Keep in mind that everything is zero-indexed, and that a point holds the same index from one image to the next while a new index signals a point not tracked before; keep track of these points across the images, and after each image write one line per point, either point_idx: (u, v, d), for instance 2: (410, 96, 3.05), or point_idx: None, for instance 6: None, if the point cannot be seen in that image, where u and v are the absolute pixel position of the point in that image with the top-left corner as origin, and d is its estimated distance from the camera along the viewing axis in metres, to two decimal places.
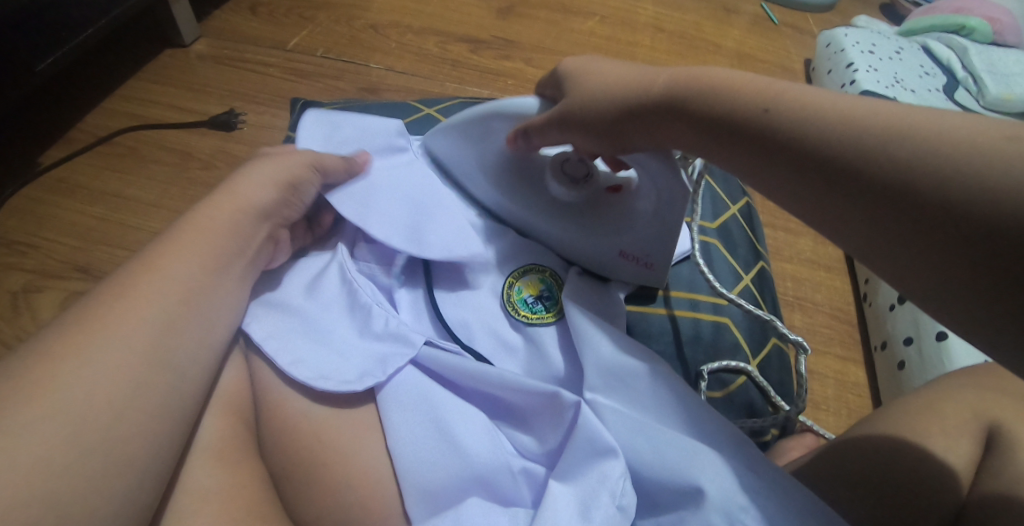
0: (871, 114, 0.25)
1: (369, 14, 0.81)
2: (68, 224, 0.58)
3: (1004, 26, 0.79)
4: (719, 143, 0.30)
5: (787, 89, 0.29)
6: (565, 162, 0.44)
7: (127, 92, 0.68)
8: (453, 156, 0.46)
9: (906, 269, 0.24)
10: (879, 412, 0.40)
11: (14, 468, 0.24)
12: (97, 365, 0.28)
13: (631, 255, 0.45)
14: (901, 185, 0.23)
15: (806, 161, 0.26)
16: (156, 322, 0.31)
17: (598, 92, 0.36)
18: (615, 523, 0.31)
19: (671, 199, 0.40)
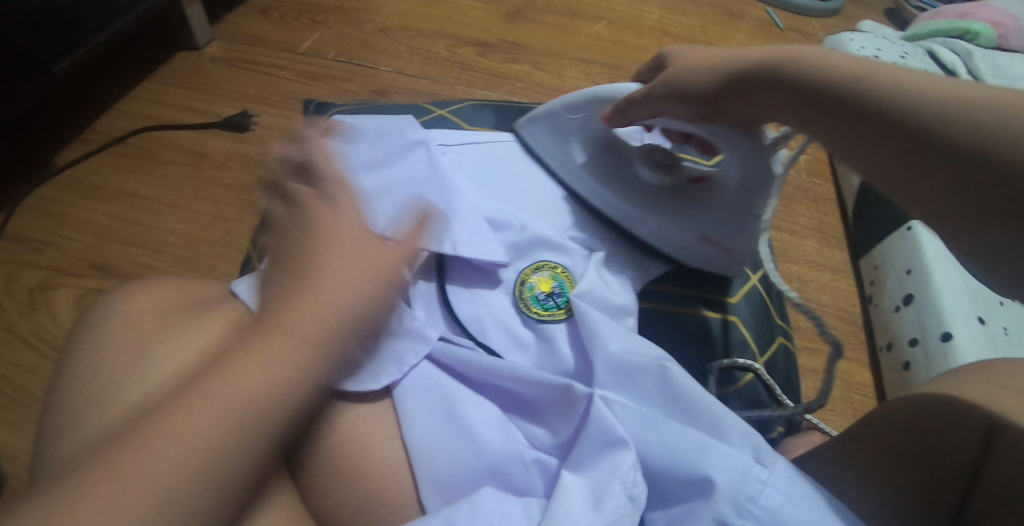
0: (930, 84, 0.30)
1: (379, 18, 0.82)
2: (84, 223, 0.59)
3: (1008, 31, 0.79)
4: (804, 109, 0.36)
5: (878, 65, 0.34)
6: (654, 150, 0.47)
7: (140, 93, 0.69)
8: (545, 144, 0.52)
9: (945, 219, 0.29)
10: (894, 405, 0.38)
11: (158, 461, 0.28)
12: (232, 394, 0.30)
13: (713, 239, 0.46)
14: (949, 143, 0.28)
15: (878, 126, 0.32)
16: (286, 367, 0.31)
17: (699, 67, 0.42)
18: (627, 513, 0.31)
19: (758, 176, 0.41)
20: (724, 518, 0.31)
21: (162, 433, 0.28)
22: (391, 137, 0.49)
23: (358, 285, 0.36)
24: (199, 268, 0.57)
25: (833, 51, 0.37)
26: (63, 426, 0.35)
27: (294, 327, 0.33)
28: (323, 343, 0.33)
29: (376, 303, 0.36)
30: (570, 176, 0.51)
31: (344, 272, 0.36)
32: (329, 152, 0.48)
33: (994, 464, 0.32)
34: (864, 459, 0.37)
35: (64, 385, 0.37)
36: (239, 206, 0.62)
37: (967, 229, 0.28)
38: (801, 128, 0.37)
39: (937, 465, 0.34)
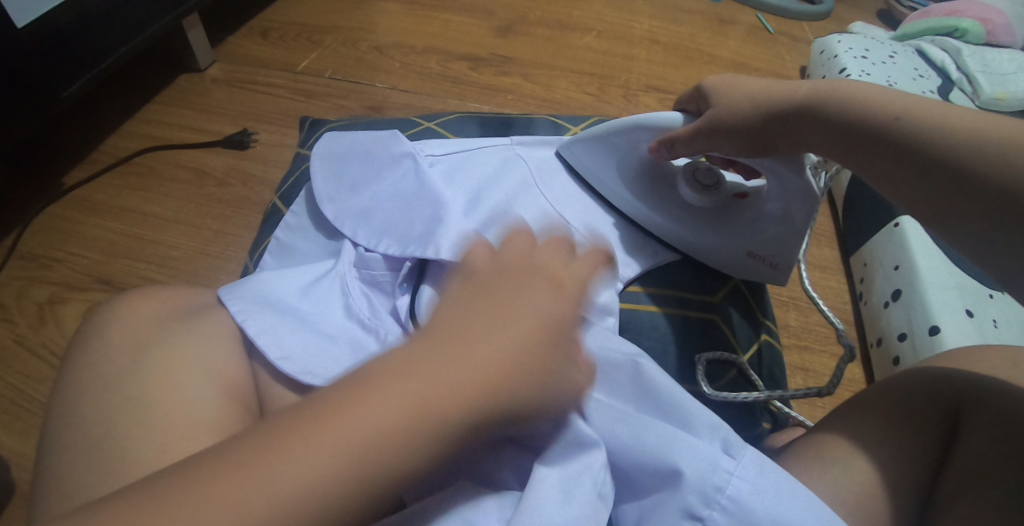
0: (996, 129, 0.31)
1: (374, 36, 0.84)
2: (91, 239, 0.62)
3: (997, 27, 0.80)
4: (856, 150, 0.36)
5: (925, 103, 0.34)
6: (696, 171, 0.48)
7: (146, 115, 0.73)
8: (586, 164, 0.51)
9: (1009, 265, 0.30)
10: (867, 390, 0.38)
11: (297, 462, 0.25)
12: (380, 406, 0.26)
13: (759, 255, 0.47)
14: (1007, 191, 0.29)
15: (933, 168, 0.32)
16: (480, 376, 0.28)
17: (742, 102, 0.41)
18: (596, 509, 0.32)
19: (801, 201, 0.43)
20: (693, 509, 0.32)
21: (309, 439, 0.25)
22: (380, 151, 0.50)
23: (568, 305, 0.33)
24: (198, 280, 0.59)
25: (873, 84, 0.37)
26: (62, 424, 0.37)
27: (500, 333, 0.30)
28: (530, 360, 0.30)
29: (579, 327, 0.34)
30: (613, 195, 0.51)
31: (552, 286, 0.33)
32: (319, 168, 0.50)
33: (972, 432, 0.33)
34: (833, 445, 0.36)
35: (64, 386, 0.39)
36: (239, 220, 0.64)
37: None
38: (846, 165, 0.37)
39: (915, 441, 0.34)
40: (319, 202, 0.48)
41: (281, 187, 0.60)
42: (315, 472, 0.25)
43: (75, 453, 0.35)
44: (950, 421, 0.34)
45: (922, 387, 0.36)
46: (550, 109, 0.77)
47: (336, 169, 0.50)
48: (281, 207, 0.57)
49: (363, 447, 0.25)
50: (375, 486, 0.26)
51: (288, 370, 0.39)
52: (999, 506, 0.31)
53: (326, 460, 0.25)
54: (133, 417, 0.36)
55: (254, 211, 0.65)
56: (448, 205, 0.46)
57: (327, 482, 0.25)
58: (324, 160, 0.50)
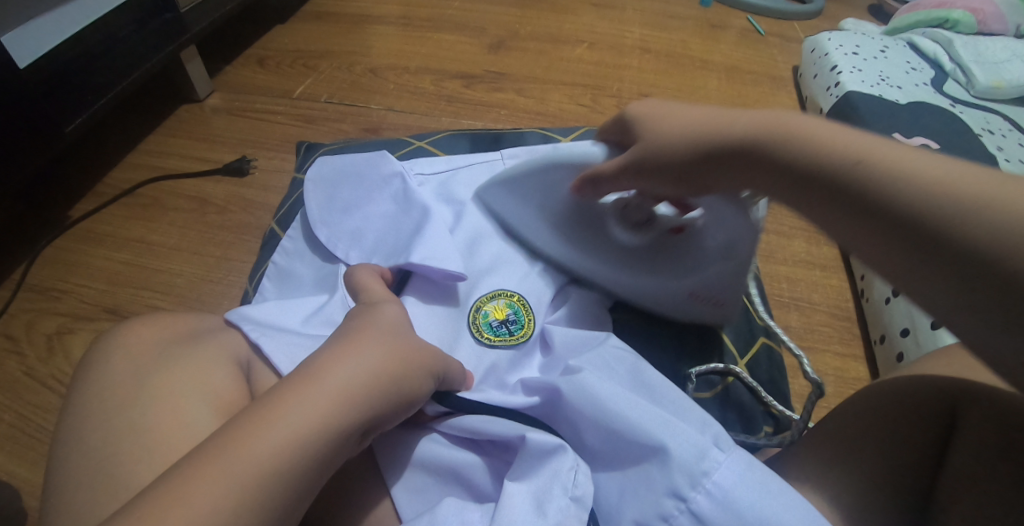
0: (973, 184, 0.26)
1: (368, 59, 0.86)
2: (97, 270, 0.63)
3: (988, 16, 0.79)
4: (807, 200, 0.31)
5: (881, 143, 0.29)
6: (626, 208, 0.42)
7: (147, 146, 0.74)
8: (508, 207, 0.47)
9: (986, 335, 0.25)
10: (861, 390, 0.38)
11: (218, 479, 0.28)
12: (284, 428, 0.30)
13: (701, 295, 0.44)
14: (980, 254, 0.25)
15: (895, 227, 0.27)
16: (289, 462, 0.29)
17: (671, 137, 0.36)
18: (570, 515, 0.32)
19: (742, 240, 0.40)
20: (677, 489, 0.32)
21: (227, 458, 0.28)
22: (372, 170, 0.50)
23: (402, 368, 0.34)
24: (201, 306, 0.60)
25: (820, 119, 0.32)
26: (62, 440, 0.38)
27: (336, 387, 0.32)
28: (344, 419, 0.31)
29: (410, 377, 0.35)
30: (542, 239, 0.47)
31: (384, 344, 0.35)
32: (313, 188, 0.51)
33: (967, 430, 0.33)
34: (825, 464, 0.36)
35: (66, 415, 0.39)
36: (240, 245, 0.65)
37: (1000, 348, 0.24)
38: (794, 206, 0.32)
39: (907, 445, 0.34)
40: (313, 224, 0.49)
41: (279, 211, 0.61)
42: (229, 488, 0.27)
43: (71, 470, 0.37)
44: (945, 425, 0.34)
45: (907, 390, 0.36)
46: (543, 122, 0.77)
47: (329, 190, 0.50)
48: (279, 231, 0.58)
49: (253, 479, 0.28)
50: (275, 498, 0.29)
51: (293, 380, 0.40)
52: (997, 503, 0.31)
53: (239, 482, 0.28)
54: (133, 440, 0.37)
55: (255, 236, 0.66)
56: (436, 224, 0.46)
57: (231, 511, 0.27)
58: (317, 177, 0.51)
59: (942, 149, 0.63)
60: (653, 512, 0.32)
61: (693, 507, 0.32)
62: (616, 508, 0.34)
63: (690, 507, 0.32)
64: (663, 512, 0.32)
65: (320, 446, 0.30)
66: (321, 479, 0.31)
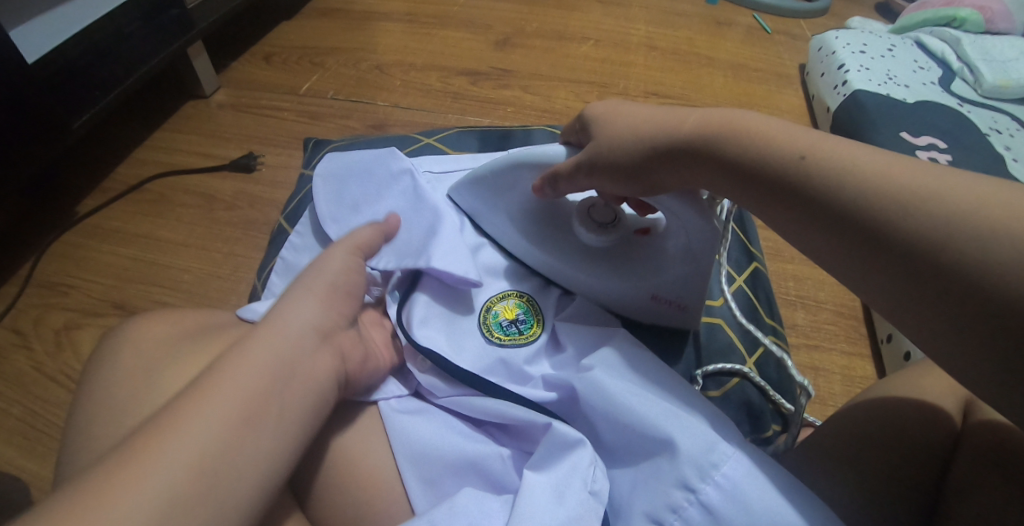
0: (904, 176, 0.28)
1: (374, 56, 0.86)
2: (105, 265, 0.63)
3: (995, 14, 0.79)
4: (753, 195, 0.33)
5: (825, 138, 0.31)
6: (592, 208, 0.45)
7: (154, 142, 0.75)
8: (475, 207, 0.47)
9: (924, 313, 0.27)
10: (863, 394, 0.42)
11: (188, 439, 0.29)
12: (231, 383, 0.31)
13: (664, 297, 0.45)
14: (916, 244, 0.27)
15: (837, 219, 0.29)
16: (255, 367, 0.32)
17: (627, 135, 0.37)
18: (589, 508, 0.32)
19: (700, 238, 0.41)
20: (687, 480, 0.32)
21: (191, 421, 0.29)
22: (380, 169, 0.50)
23: (329, 282, 0.39)
24: (209, 301, 0.60)
25: (758, 113, 0.34)
26: (72, 433, 0.39)
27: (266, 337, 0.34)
28: (284, 354, 0.33)
29: (339, 286, 0.39)
30: (503, 236, 0.47)
31: (310, 295, 0.37)
32: (322, 188, 0.51)
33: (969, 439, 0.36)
34: (831, 464, 0.38)
35: (77, 408, 0.40)
36: (247, 241, 0.65)
37: (938, 326, 0.27)
38: (740, 202, 0.34)
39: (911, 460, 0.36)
40: (323, 222, 0.49)
41: (287, 207, 0.61)
42: (198, 447, 0.29)
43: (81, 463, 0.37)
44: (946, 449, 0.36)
45: (913, 402, 0.38)
46: (550, 119, 0.77)
47: (338, 189, 0.51)
48: (287, 227, 0.58)
49: (219, 431, 0.29)
50: (252, 450, 0.30)
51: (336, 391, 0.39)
52: (997, 504, 0.33)
53: (208, 438, 0.29)
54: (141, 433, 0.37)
55: (262, 232, 0.66)
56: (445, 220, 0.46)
57: (207, 463, 0.28)
58: (325, 177, 0.51)
59: (950, 148, 0.63)
60: (663, 504, 0.32)
61: (703, 499, 0.32)
62: (627, 501, 0.34)
63: (700, 499, 0.32)
64: (671, 503, 0.32)
65: (272, 387, 0.32)
66: (304, 376, 0.34)
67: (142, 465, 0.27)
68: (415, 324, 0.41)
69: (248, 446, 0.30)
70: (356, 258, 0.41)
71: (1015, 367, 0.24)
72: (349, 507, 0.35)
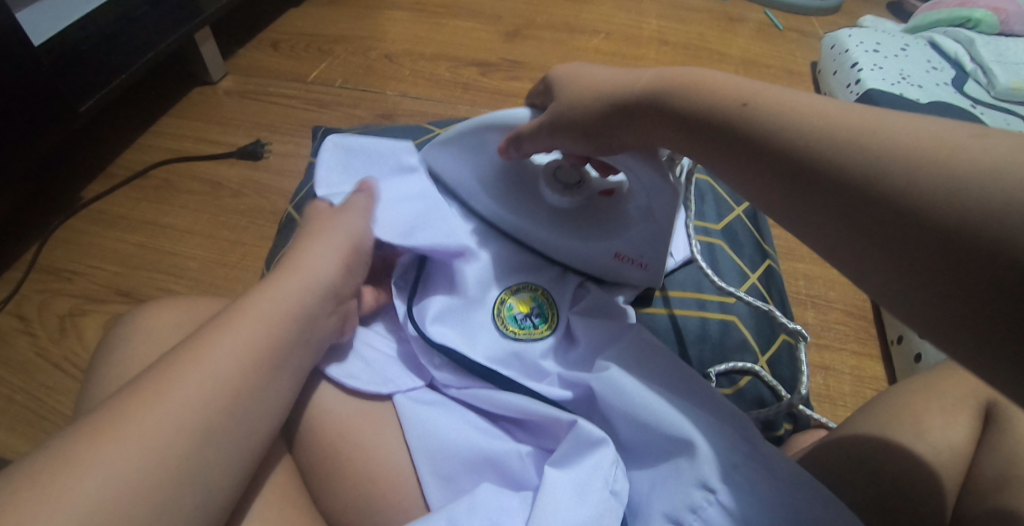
0: (851, 116, 0.26)
1: (383, 45, 0.85)
2: (110, 252, 0.62)
3: (1010, 15, 0.79)
4: (705, 150, 0.31)
5: (773, 89, 0.29)
6: (558, 170, 0.44)
7: (160, 128, 0.74)
8: (452, 169, 0.46)
9: (869, 260, 0.24)
10: (883, 392, 0.41)
11: (197, 381, 0.29)
12: (247, 330, 0.32)
13: (626, 256, 0.44)
14: (867, 185, 0.24)
15: (782, 166, 0.27)
16: (278, 316, 0.34)
17: (588, 93, 0.37)
18: (610, 508, 0.32)
19: (660, 200, 0.39)
20: (708, 481, 0.32)
21: (205, 361, 0.30)
22: (391, 157, 0.48)
23: (350, 242, 0.40)
24: (216, 290, 0.60)
25: (712, 71, 0.32)
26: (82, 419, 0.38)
27: (283, 289, 0.35)
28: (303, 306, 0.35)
29: (359, 246, 0.41)
30: (475, 197, 0.46)
31: (330, 251, 0.39)
32: (327, 166, 0.48)
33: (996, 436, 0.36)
34: (847, 464, 0.36)
35: (85, 395, 0.39)
36: (255, 230, 0.64)
37: (898, 276, 0.23)
38: (700, 162, 0.32)
39: (918, 468, 0.35)
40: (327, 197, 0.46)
41: (296, 196, 0.61)
42: (206, 390, 0.29)
43: None
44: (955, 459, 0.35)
45: (936, 394, 0.39)
46: None
47: (345, 172, 0.48)
48: (297, 216, 0.58)
49: (229, 375, 0.30)
50: (262, 400, 0.31)
51: (354, 388, 0.38)
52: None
53: (213, 384, 0.30)
54: None
55: (270, 220, 0.65)
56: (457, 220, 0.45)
57: (211, 401, 0.29)
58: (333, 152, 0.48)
59: None
60: (683, 504, 0.32)
61: (723, 500, 0.31)
62: (646, 501, 0.33)
63: (719, 500, 0.31)
64: (690, 503, 0.32)
65: (283, 337, 0.33)
66: (317, 333, 0.36)
67: (151, 404, 0.28)
68: (429, 320, 0.40)
69: (254, 391, 0.31)
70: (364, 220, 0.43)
71: (986, 323, 0.20)
72: (363, 500, 0.35)
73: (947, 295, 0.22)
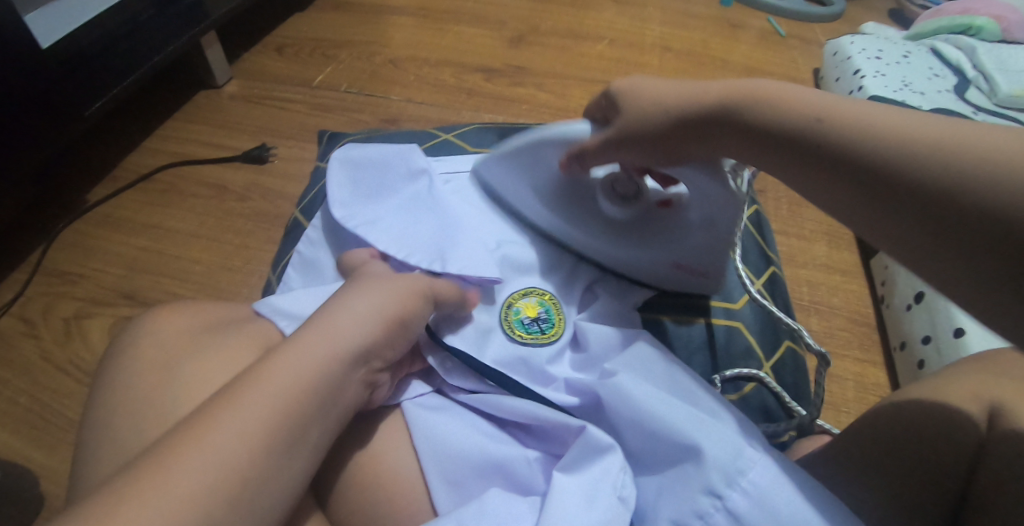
0: (933, 129, 0.27)
1: (388, 50, 0.85)
2: (115, 255, 0.63)
3: (1012, 24, 0.79)
4: (783, 162, 0.32)
5: (854, 102, 0.30)
6: (616, 182, 0.42)
7: (166, 131, 0.74)
8: (505, 183, 0.46)
9: (945, 269, 0.26)
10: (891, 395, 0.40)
11: (209, 456, 0.28)
12: (268, 405, 0.30)
13: (686, 266, 0.44)
14: (951, 196, 0.25)
15: (865, 179, 0.28)
16: (294, 390, 0.31)
17: (651, 106, 0.36)
18: (618, 514, 0.31)
19: (724, 212, 0.39)
20: (714, 487, 0.32)
21: (219, 435, 0.29)
22: (397, 164, 0.49)
23: (392, 308, 0.36)
24: (221, 294, 0.60)
25: (791, 84, 0.33)
26: (91, 423, 0.38)
27: (310, 360, 0.32)
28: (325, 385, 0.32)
29: (403, 316, 0.37)
30: (531, 210, 0.46)
31: (366, 317, 0.35)
32: (336, 171, 0.49)
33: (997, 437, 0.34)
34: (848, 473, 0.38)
35: (94, 398, 0.39)
36: (260, 234, 0.65)
37: (974, 283, 0.25)
38: (776, 175, 0.33)
39: (918, 470, 0.35)
40: (332, 206, 0.47)
41: (302, 200, 0.61)
42: (216, 467, 0.28)
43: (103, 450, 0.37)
44: (957, 454, 0.35)
45: (937, 393, 0.37)
46: (564, 118, 0.77)
47: (352, 178, 0.49)
48: (302, 221, 0.58)
49: (238, 458, 0.28)
50: (275, 476, 0.29)
51: None
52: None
53: (222, 461, 0.28)
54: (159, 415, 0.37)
55: (275, 225, 0.66)
56: (472, 230, 0.45)
57: (217, 483, 0.28)
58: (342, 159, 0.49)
59: None
60: (690, 510, 0.32)
61: (731, 506, 0.31)
62: (653, 506, 0.34)
63: (727, 506, 0.31)
64: (697, 509, 0.32)
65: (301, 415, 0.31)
66: (336, 408, 0.33)
67: (159, 476, 0.27)
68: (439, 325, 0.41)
69: (267, 471, 0.29)
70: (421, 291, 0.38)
71: None
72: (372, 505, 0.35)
73: (1009, 313, 0.24)
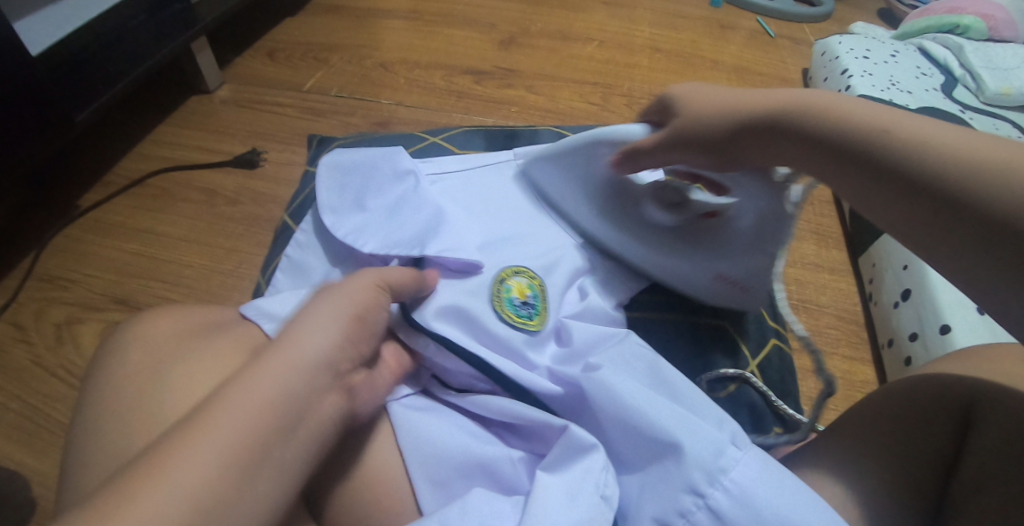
0: (979, 150, 0.30)
1: (378, 53, 0.86)
2: (106, 260, 0.63)
3: (998, 22, 0.81)
4: (833, 169, 0.34)
5: (907, 117, 0.33)
6: (665, 188, 0.42)
7: (157, 137, 0.74)
8: (556, 185, 0.47)
9: (982, 274, 0.29)
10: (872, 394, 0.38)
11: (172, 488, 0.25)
12: (231, 424, 0.27)
13: (729, 278, 0.45)
14: (991, 211, 0.28)
15: (912, 190, 0.31)
16: (259, 406, 0.28)
17: (711, 111, 0.38)
18: (600, 512, 0.32)
19: (774, 221, 0.39)
20: (696, 485, 0.32)
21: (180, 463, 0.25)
22: (381, 164, 0.50)
23: (354, 309, 0.34)
24: (212, 298, 0.60)
25: (844, 96, 0.35)
26: (79, 426, 0.38)
27: (274, 370, 0.29)
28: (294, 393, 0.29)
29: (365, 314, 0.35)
30: (578, 214, 0.48)
31: (330, 320, 0.33)
32: (326, 177, 0.50)
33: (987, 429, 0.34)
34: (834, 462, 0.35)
35: (83, 401, 0.39)
36: (251, 238, 0.65)
37: (1008, 286, 0.28)
38: (825, 181, 0.35)
39: (911, 464, 0.34)
40: (322, 211, 0.48)
41: (291, 203, 0.61)
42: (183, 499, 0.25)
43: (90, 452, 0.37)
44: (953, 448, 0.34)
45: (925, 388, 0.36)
46: (554, 120, 0.77)
47: (341, 181, 0.50)
48: (291, 224, 0.58)
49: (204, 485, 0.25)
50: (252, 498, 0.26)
51: None
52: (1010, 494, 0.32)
53: (189, 493, 0.25)
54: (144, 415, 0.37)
55: (266, 228, 0.66)
56: (456, 222, 0.45)
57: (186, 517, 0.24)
58: (330, 165, 0.51)
59: None
60: (672, 508, 0.32)
61: (712, 504, 0.32)
62: (636, 504, 0.34)
63: (709, 504, 0.32)
64: (680, 507, 0.32)
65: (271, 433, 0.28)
66: (310, 422, 0.30)
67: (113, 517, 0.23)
68: (430, 315, 0.40)
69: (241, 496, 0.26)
70: (378, 290, 0.37)
71: None
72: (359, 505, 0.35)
73: None
